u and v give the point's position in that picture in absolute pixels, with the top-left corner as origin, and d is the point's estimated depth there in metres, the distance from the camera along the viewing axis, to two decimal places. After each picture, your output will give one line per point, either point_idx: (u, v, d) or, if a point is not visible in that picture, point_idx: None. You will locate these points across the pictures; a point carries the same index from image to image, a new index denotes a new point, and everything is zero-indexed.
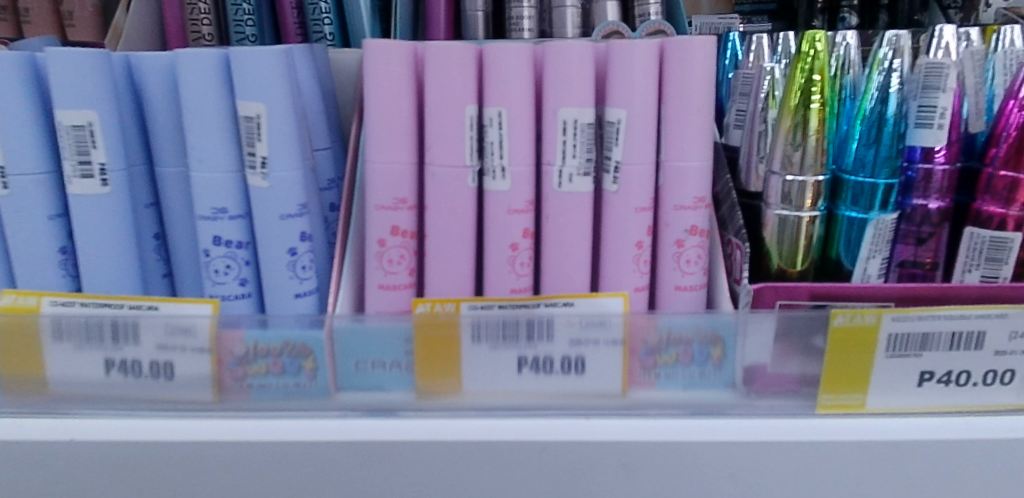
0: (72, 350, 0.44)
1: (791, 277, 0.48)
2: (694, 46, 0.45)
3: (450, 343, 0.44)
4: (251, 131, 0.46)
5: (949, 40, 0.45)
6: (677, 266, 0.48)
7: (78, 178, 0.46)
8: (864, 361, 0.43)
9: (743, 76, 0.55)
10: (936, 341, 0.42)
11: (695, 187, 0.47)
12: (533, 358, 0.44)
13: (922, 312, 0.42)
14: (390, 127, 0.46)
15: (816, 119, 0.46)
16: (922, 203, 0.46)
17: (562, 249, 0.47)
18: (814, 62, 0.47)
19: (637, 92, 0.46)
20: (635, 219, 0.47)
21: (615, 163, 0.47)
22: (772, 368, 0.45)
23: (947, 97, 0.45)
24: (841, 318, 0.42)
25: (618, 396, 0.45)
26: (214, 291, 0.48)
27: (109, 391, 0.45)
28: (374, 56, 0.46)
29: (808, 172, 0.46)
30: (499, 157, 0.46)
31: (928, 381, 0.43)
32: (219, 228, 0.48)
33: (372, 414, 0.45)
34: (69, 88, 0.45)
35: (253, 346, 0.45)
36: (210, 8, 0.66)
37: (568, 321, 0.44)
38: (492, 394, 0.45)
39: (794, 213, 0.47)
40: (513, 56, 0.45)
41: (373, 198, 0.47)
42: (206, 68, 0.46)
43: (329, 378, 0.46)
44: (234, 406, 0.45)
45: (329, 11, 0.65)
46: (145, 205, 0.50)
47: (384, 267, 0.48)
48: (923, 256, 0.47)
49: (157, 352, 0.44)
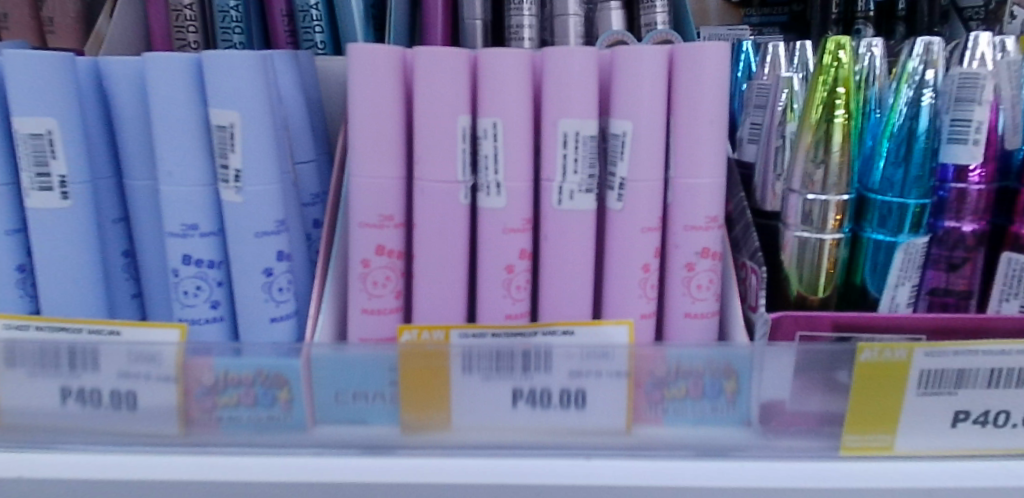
0: (25, 377, 0.40)
1: (812, 305, 0.44)
2: (705, 53, 0.42)
3: (438, 374, 0.40)
4: (224, 142, 0.43)
5: (985, 50, 0.41)
6: (687, 292, 0.44)
7: (35, 190, 0.43)
8: (893, 398, 0.39)
9: (758, 87, 0.51)
10: (973, 379, 0.38)
11: (707, 206, 0.43)
12: (530, 390, 0.40)
13: (958, 347, 0.38)
14: (376, 138, 0.43)
15: (840, 134, 0.42)
16: (955, 225, 0.42)
17: (560, 272, 0.44)
18: (837, 74, 0.43)
19: (645, 102, 0.42)
20: (642, 240, 0.43)
21: (620, 180, 0.43)
22: (792, 405, 0.41)
23: (982, 111, 0.41)
24: (869, 352, 0.38)
25: (623, 434, 0.41)
26: (184, 314, 0.45)
27: (65, 423, 0.41)
28: (359, 62, 0.42)
29: (831, 191, 0.42)
30: (494, 172, 0.43)
31: (962, 422, 0.39)
32: (190, 247, 0.44)
33: (351, 450, 0.41)
34: (27, 94, 0.42)
35: (223, 375, 0.41)
36: (195, 15, 0.62)
37: (568, 352, 0.40)
38: (484, 431, 0.41)
39: (815, 235, 0.43)
40: (511, 62, 0.42)
41: (357, 215, 0.43)
42: (178, 73, 0.42)
43: (306, 410, 0.41)
44: (201, 441, 0.41)
45: (320, 19, 0.61)
46: (112, 221, 0.47)
47: (368, 290, 0.44)
48: (957, 283, 0.43)
49: (118, 381, 0.40)
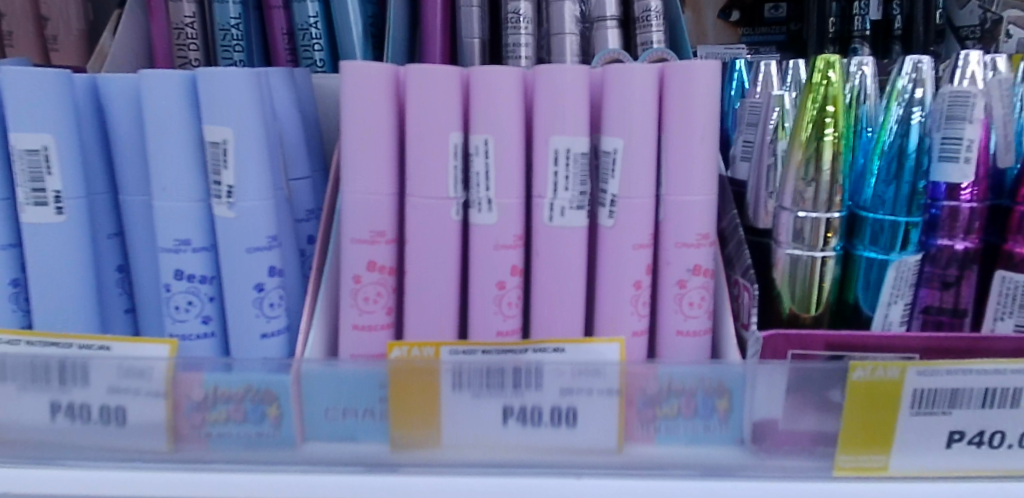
0: (17, 392, 0.40)
1: (805, 323, 0.44)
2: (696, 71, 0.42)
3: (427, 391, 0.40)
4: (217, 158, 0.43)
5: (975, 68, 0.41)
6: (679, 309, 0.44)
7: (30, 205, 0.43)
8: (886, 418, 0.38)
9: (750, 105, 0.51)
10: (967, 398, 0.38)
11: (699, 223, 0.43)
12: (520, 408, 0.40)
13: (952, 366, 0.38)
14: (369, 154, 0.43)
15: (830, 152, 0.42)
16: (948, 243, 0.42)
17: (552, 289, 0.44)
18: (827, 92, 0.43)
19: (635, 120, 0.42)
20: (633, 257, 0.43)
21: (611, 197, 0.43)
22: (784, 425, 0.40)
23: (974, 128, 0.41)
24: (861, 371, 0.38)
25: (613, 452, 0.40)
26: (175, 329, 0.45)
27: (55, 438, 0.40)
28: (351, 79, 0.43)
29: (821, 208, 0.42)
30: (485, 189, 0.43)
31: (957, 442, 0.39)
32: (182, 262, 0.44)
33: (339, 467, 0.40)
34: (25, 111, 0.42)
35: (213, 390, 0.40)
36: (197, 33, 0.62)
37: (558, 369, 0.39)
38: (472, 449, 0.40)
39: (807, 252, 0.43)
40: (502, 80, 0.42)
41: (350, 230, 0.44)
42: (172, 90, 0.43)
43: (295, 426, 0.41)
44: (190, 457, 0.40)
45: (320, 37, 0.62)
46: (107, 236, 0.47)
47: (359, 305, 0.44)
48: (948, 301, 0.43)
49: (108, 396, 0.40)
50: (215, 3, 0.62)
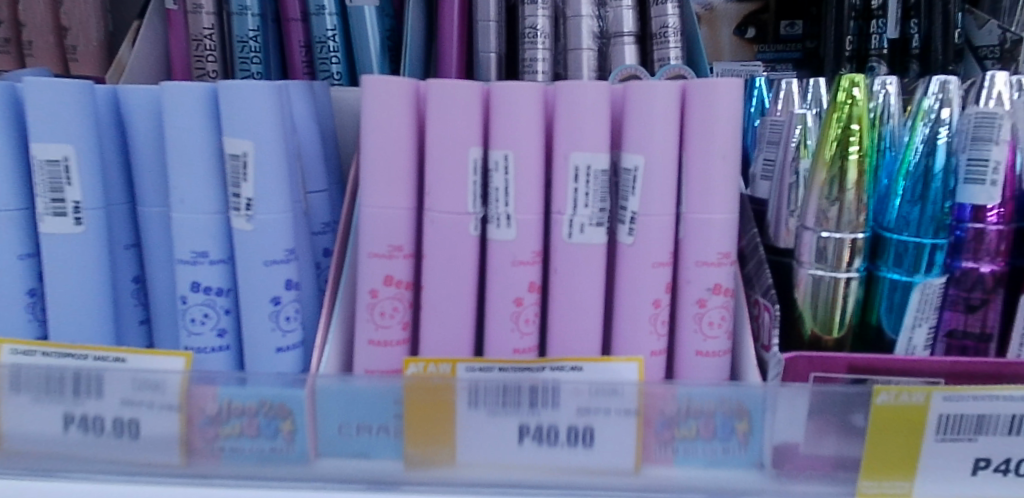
0: (30, 403, 0.40)
1: (827, 345, 0.43)
2: (718, 89, 0.42)
3: (443, 409, 0.39)
4: (237, 171, 0.43)
5: (1001, 89, 0.41)
6: (698, 329, 0.43)
7: (50, 216, 0.43)
8: (912, 445, 0.38)
9: (771, 123, 0.51)
10: (993, 425, 0.37)
11: (720, 242, 0.43)
12: (536, 427, 0.39)
13: (977, 392, 0.37)
14: (389, 170, 0.43)
15: (854, 171, 0.42)
16: (973, 266, 0.42)
17: (570, 306, 0.43)
18: (851, 112, 0.43)
19: (657, 137, 0.42)
20: (652, 275, 0.43)
21: (631, 214, 0.43)
22: (806, 449, 0.39)
23: (1000, 149, 0.40)
24: (886, 395, 0.37)
25: (630, 474, 0.40)
26: (190, 342, 0.45)
27: (67, 450, 0.40)
28: (372, 93, 0.42)
29: (845, 228, 0.42)
30: (504, 205, 0.42)
31: (983, 470, 0.38)
32: (198, 274, 0.44)
33: (347, 484, 0.39)
34: (46, 121, 0.43)
35: (226, 404, 0.40)
36: (215, 45, 0.63)
37: (576, 388, 0.39)
38: (488, 468, 0.39)
39: (829, 273, 0.42)
40: (523, 95, 0.42)
41: (367, 245, 0.43)
42: (195, 103, 0.43)
43: (309, 442, 0.40)
44: (202, 471, 0.40)
45: (337, 50, 0.62)
46: (124, 246, 0.47)
47: (375, 320, 0.44)
48: (973, 326, 0.42)
49: (121, 408, 0.39)
50: (234, 15, 0.62)
